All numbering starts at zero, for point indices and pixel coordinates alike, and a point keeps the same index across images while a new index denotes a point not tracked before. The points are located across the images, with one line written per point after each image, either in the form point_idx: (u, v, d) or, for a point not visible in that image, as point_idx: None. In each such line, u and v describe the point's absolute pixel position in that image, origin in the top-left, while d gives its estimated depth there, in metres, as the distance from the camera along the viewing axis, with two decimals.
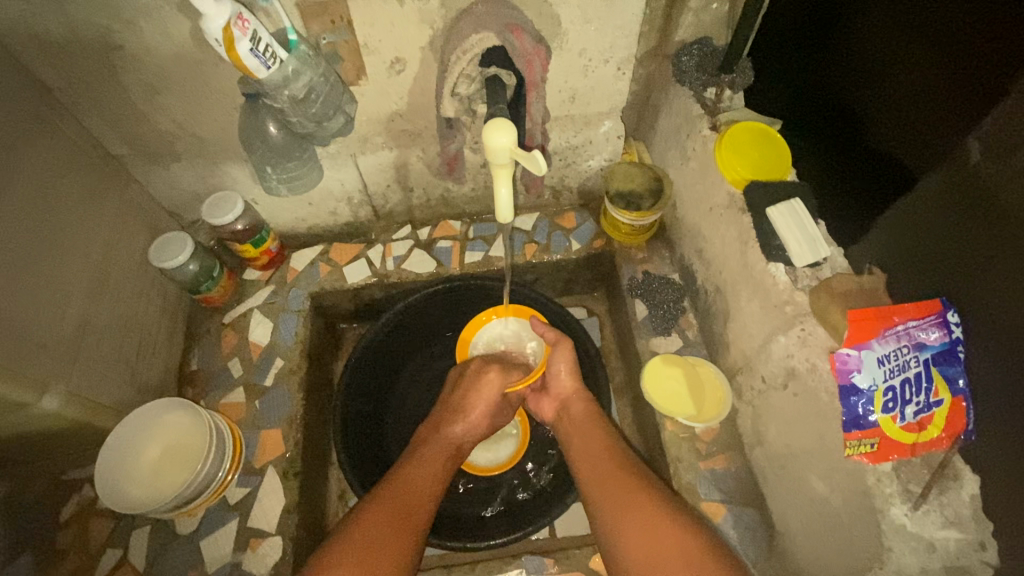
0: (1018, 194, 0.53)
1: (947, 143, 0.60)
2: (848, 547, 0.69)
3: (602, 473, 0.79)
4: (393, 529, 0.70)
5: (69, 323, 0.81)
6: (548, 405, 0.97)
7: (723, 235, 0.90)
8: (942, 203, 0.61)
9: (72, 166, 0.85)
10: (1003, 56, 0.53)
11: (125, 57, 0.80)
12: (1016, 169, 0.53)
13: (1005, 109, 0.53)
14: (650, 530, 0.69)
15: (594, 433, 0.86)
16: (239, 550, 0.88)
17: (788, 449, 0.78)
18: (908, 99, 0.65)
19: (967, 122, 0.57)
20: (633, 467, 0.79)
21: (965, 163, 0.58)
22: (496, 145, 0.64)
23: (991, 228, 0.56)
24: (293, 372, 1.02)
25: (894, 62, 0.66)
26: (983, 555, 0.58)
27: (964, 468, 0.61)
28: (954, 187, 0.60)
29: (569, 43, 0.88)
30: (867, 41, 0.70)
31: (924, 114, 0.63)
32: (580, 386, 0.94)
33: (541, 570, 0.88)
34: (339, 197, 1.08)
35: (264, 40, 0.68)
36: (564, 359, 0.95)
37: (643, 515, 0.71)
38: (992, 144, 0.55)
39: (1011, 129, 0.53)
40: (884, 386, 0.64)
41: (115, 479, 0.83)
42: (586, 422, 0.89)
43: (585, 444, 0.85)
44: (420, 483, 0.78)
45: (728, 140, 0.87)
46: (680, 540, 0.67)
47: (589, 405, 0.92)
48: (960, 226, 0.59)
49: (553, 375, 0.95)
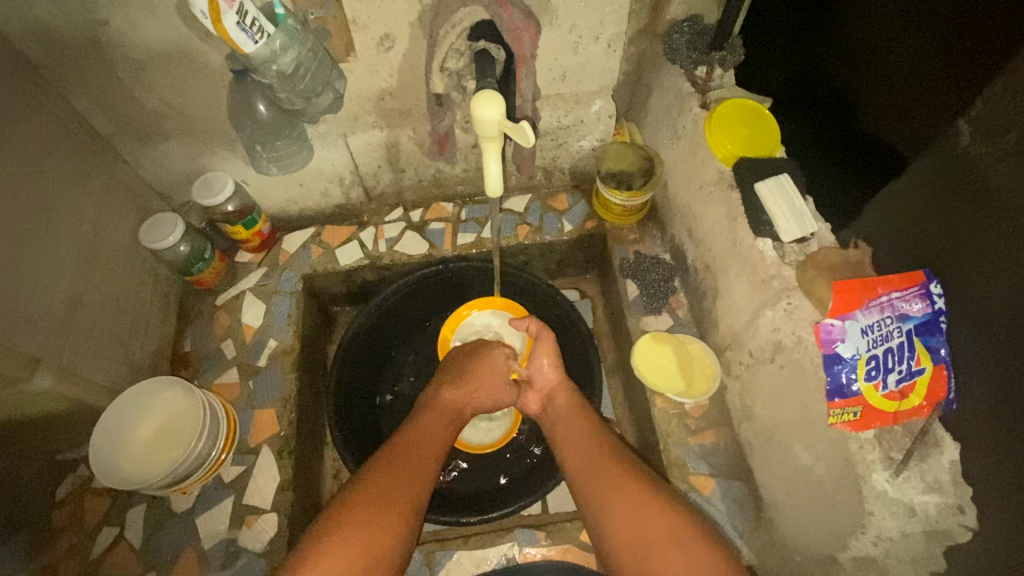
0: (1008, 175, 0.52)
1: (938, 126, 0.59)
2: (832, 514, 0.71)
3: (590, 462, 0.79)
4: (396, 499, 0.71)
5: (60, 302, 0.81)
6: (534, 399, 0.96)
7: (712, 213, 0.91)
8: (931, 187, 0.61)
9: (61, 144, 0.85)
10: (996, 38, 0.52)
11: (110, 33, 0.79)
12: (1003, 151, 0.53)
13: (997, 90, 0.53)
14: (636, 508, 0.71)
15: (579, 422, 0.86)
16: (234, 526, 0.89)
17: (774, 421, 0.79)
18: (904, 81, 0.64)
19: (958, 104, 0.57)
20: (619, 450, 0.80)
21: (954, 146, 0.58)
22: (484, 118, 0.64)
23: (978, 212, 0.56)
24: (287, 353, 1.03)
25: (892, 44, 0.66)
26: (961, 519, 0.60)
27: (944, 435, 0.62)
28: (942, 170, 0.59)
29: (559, 19, 0.88)
30: (865, 23, 0.69)
31: (918, 96, 0.62)
32: (563, 377, 0.94)
33: (533, 542, 0.90)
34: (330, 178, 1.07)
35: (250, 13, 0.68)
36: (546, 348, 0.94)
37: (631, 500, 0.72)
38: (981, 127, 0.55)
39: (1000, 113, 0.53)
40: (867, 355, 0.66)
41: (108, 454, 0.84)
42: (572, 411, 0.89)
43: (571, 427, 0.86)
44: (424, 447, 0.80)
45: (717, 117, 0.88)
46: (667, 523, 0.68)
47: (573, 395, 0.92)
48: (945, 208, 0.60)
49: (536, 369, 0.95)
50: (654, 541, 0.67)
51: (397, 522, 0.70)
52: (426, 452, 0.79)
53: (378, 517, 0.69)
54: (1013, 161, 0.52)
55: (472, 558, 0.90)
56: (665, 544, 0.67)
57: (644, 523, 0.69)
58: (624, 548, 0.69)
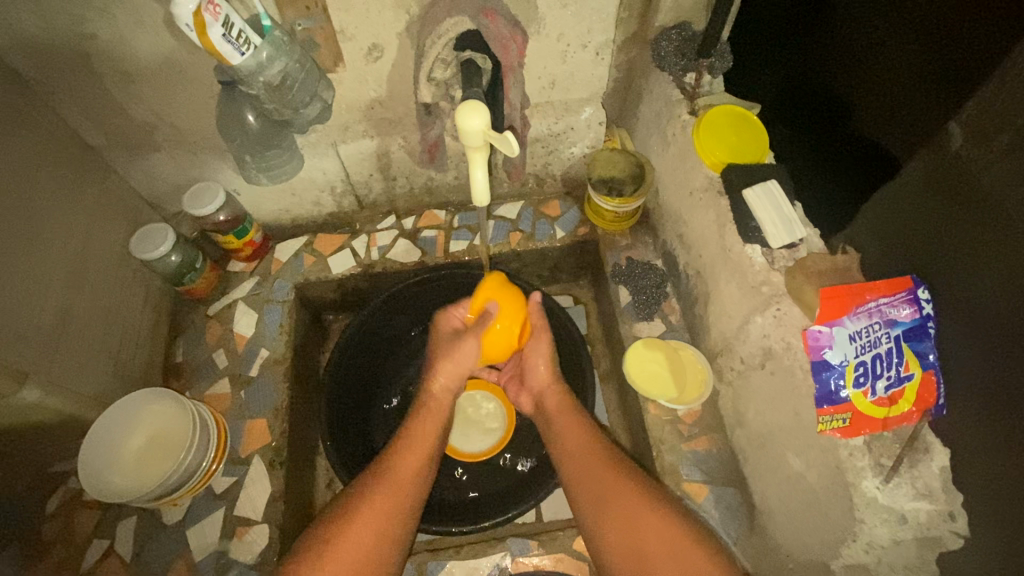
0: (1001, 177, 0.52)
1: (930, 128, 0.59)
2: (824, 521, 0.70)
3: (587, 467, 0.78)
4: (375, 515, 0.72)
5: (49, 314, 0.81)
6: (525, 398, 0.97)
7: (702, 219, 0.91)
8: (923, 188, 0.61)
9: (50, 157, 0.85)
10: (988, 41, 0.52)
11: (98, 46, 0.79)
12: (996, 153, 0.52)
13: (987, 93, 0.53)
14: (633, 520, 0.70)
15: (574, 424, 0.85)
16: (225, 539, 0.88)
17: (766, 428, 0.79)
18: (896, 84, 0.64)
19: (949, 107, 0.57)
20: (615, 455, 0.79)
21: (946, 148, 0.57)
22: (469, 127, 0.64)
23: (973, 215, 0.55)
24: (278, 363, 1.02)
25: (884, 44, 0.65)
26: (953, 525, 0.60)
27: (934, 442, 0.63)
28: (934, 172, 0.59)
29: (547, 28, 0.88)
30: (857, 24, 0.69)
31: (912, 98, 0.61)
32: (553, 379, 0.93)
33: (525, 552, 0.90)
34: (321, 187, 1.07)
35: (236, 25, 0.68)
36: (539, 351, 0.94)
37: (626, 510, 0.71)
38: (973, 130, 0.54)
39: (993, 113, 0.52)
40: (856, 362, 0.66)
41: (97, 466, 0.83)
42: (564, 414, 0.88)
43: (568, 430, 0.85)
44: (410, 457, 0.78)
45: (706, 123, 0.89)
46: (661, 532, 0.69)
47: (564, 397, 0.91)
48: (941, 211, 0.59)
49: (531, 370, 0.94)
50: (651, 550, 0.68)
51: (374, 539, 0.71)
52: (416, 461, 0.78)
53: (352, 537, 0.70)
54: (1006, 162, 0.51)
55: (464, 568, 0.89)
56: (661, 554, 0.67)
57: (641, 534, 0.69)
58: (620, 558, 0.70)
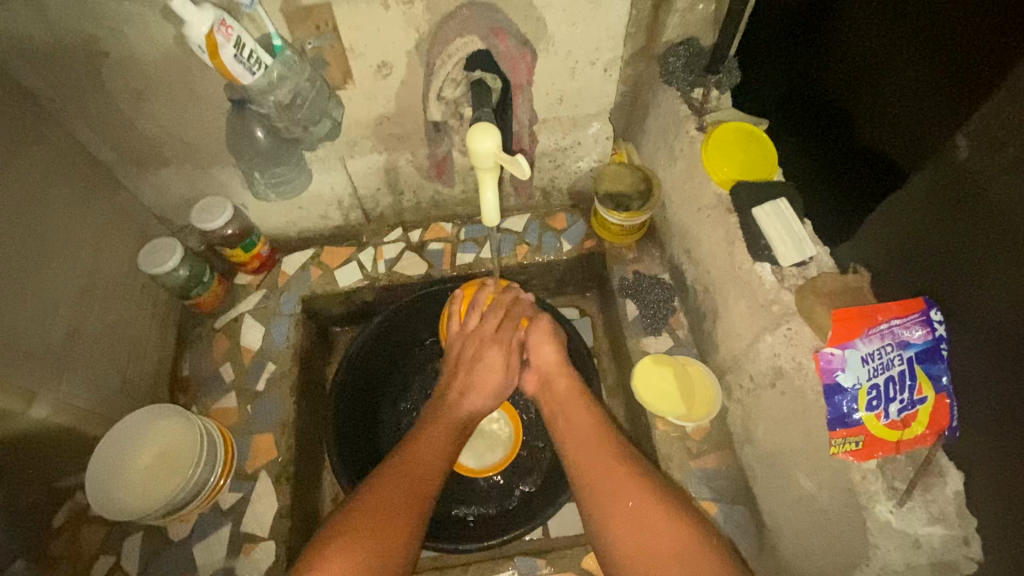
0: (1008, 189, 0.52)
1: (936, 139, 0.59)
2: (837, 543, 0.70)
3: (589, 456, 0.81)
4: (401, 503, 0.74)
5: (58, 331, 0.81)
6: (530, 380, 0.97)
7: (710, 236, 0.91)
8: (930, 198, 0.61)
9: (61, 174, 0.85)
10: (994, 52, 0.52)
11: (109, 63, 0.79)
12: (1002, 165, 0.52)
13: (993, 105, 0.53)
14: (640, 516, 0.73)
15: (580, 412, 0.88)
16: (232, 555, 0.88)
17: (776, 448, 0.79)
18: (901, 95, 0.64)
19: (956, 118, 0.57)
20: (621, 447, 0.82)
21: (952, 160, 0.57)
22: (480, 149, 0.64)
23: (979, 226, 0.55)
24: (285, 377, 1.02)
25: (889, 53, 0.65)
26: (967, 551, 0.59)
27: (948, 466, 0.62)
28: (940, 182, 0.59)
29: (555, 45, 0.88)
30: (860, 33, 0.69)
31: (917, 109, 0.62)
32: (559, 360, 0.95)
33: (534, 570, 0.89)
34: (329, 202, 1.08)
35: (248, 46, 0.69)
36: (544, 332, 0.96)
37: (630, 504, 0.75)
38: (979, 142, 0.54)
39: (998, 126, 0.53)
40: (868, 385, 0.65)
41: (104, 485, 0.83)
42: (572, 399, 0.90)
43: (572, 417, 0.88)
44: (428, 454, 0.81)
45: (714, 141, 0.88)
46: (668, 530, 0.72)
47: (572, 381, 0.93)
48: (945, 220, 0.59)
49: (535, 351, 0.96)
50: (653, 548, 0.71)
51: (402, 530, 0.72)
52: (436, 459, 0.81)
53: (378, 524, 0.71)
54: (1011, 176, 0.52)
55: None
56: (666, 555, 0.70)
57: (646, 531, 0.72)
58: (625, 551, 0.72)
